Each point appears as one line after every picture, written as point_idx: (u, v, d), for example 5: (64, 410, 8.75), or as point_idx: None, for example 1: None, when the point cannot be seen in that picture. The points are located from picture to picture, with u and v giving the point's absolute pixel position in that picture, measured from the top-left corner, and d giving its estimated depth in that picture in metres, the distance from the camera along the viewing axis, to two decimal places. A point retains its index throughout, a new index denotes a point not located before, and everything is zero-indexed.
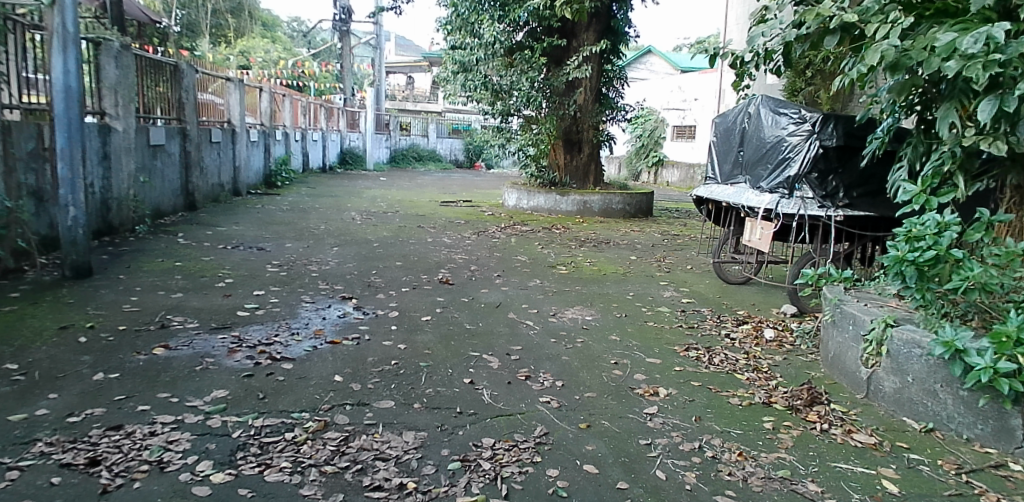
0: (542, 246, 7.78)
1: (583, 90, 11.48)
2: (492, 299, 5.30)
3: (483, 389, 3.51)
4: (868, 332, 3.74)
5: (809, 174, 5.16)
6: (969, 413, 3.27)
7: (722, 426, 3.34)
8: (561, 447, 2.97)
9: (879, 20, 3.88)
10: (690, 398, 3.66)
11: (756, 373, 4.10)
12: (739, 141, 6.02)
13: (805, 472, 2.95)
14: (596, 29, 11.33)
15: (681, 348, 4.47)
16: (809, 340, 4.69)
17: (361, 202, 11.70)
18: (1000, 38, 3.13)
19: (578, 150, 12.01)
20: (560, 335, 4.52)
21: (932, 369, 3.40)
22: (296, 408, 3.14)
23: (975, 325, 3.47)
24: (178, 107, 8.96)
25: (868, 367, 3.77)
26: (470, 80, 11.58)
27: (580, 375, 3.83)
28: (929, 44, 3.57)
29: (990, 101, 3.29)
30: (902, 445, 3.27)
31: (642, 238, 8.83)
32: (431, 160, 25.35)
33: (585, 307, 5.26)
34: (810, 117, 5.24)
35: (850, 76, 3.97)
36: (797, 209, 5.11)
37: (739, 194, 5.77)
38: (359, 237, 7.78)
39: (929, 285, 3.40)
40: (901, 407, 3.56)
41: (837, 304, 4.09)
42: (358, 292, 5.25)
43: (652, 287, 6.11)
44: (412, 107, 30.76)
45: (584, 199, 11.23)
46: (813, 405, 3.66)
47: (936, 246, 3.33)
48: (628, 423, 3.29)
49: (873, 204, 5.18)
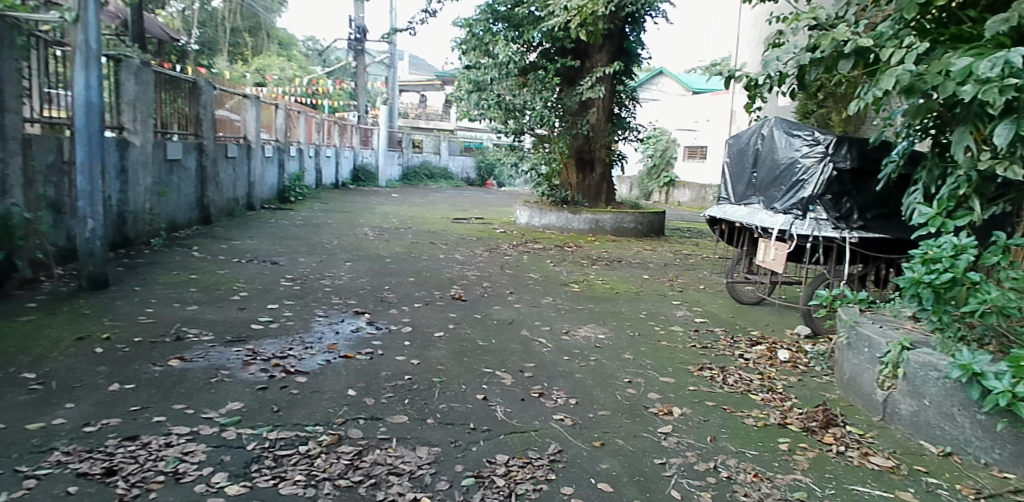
0: (554, 264, 7.78)
1: (596, 110, 11.56)
2: (505, 316, 5.30)
3: (496, 405, 3.50)
4: (884, 355, 3.74)
5: (823, 196, 5.17)
6: (987, 437, 3.24)
7: (736, 446, 3.32)
8: (575, 465, 2.95)
9: (895, 45, 3.94)
10: (704, 418, 3.63)
11: (771, 394, 4.09)
12: (753, 162, 5.99)
13: (822, 495, 2.92)
14: (609, 51, 11.43)
15: (694, 367, 4.45)
16: (824, 362, 4.67)
17: (373, 218, 11.73)
18: (1017, 62, 3.18)
19: (590, 169, 12.08)
20: (573, 353, 4.50)
21: (949, 392, 3.38)
22: (310, 421, 3.14)
23: (993, 350, 3.45)
24: (196, 123, 9.09)
25: (884, 389, 3.75)
26: (483, 99, 11.49)
27: (594, 393, 3.81)
28: (944, 69, 3.62)
29: (1006, 125, 3.33)
30: (920, 469, 3.23)
31: (654, 257, 8.82)
32: (442, 178, 25.51)
33: (598, 325, 5.26)
34: (825, 139, 5.25)
35: (865, 100, 4.01)
36: (812, 230, 5.15)
37: (753, 214, 5.74)
38: (371, 253, 7.80)
39: (946, 307, 3.43)
40: (918, 430, 3.54)
41: (853, 326, 4.07)
42: (371, 307, 5.26)
43: (665, 306, 6.09)
44: (424, 125, 31.03)
45: (596, 218, 11.24)
46: (829, 427, 3.64)
47: (953, 268, 3.37)
48: (643, 442, 3.26)
49: (888, 226, 5.19)
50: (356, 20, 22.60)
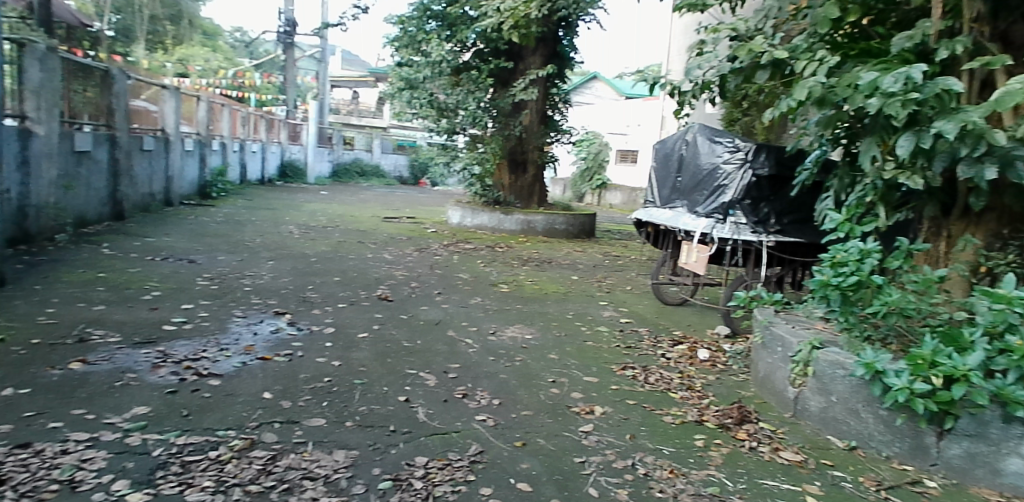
0: (484, 265, 7.77)
1: (529, 112, 11.63)
2: (432, 316, 5.27)
3: (418, 407, 3.47)
4: (795, 353, 3.90)
5: (742, 201, 5.38)
6: (888, 432, 3.44)
7: (655, 443, 3.40)
8: (495, 465, 2.95)
9: (808, 58, 4.13)
10: (625, 416, 3.70)
11: (690, 392, 4.21)
12: (678, 167, 6.14)
13: (734, 489, 3.02)
14: (542, 54, 11.56)
15: (618, 367, 4.53)
16: (740, 361, 4.84)
17: (301, 216, 11.45)
18: (917, 78, 3.38)
19: (523, 170, 12.11)
20: (499, 354, 4.51)
21: (854, 389, 3.57)
22: (222, 425, 3.03)
23: (895, 349, 3.63)
24: (109, 113, 8.66)
25: (795, 387, 3.91)
26: (416, 97, 11.47)
27: (518, 393, 3.83)
28: (853, 82, 3.81)
29: (908, 137, 3.57)
30: (826, 462, 3.39)
31: (584, 258, 8.95)
32: (374, 175, 25.17)
33: (525, 325, 5.28)
34: (744, 146, 5.47)
35: (781, 109, 4.19)
36: (732, 233, 5.30)
37: (676, 217, 5.87)
38: (296, 252, 7.61)
39: (853, 309, 3.63)
40: (827, 425, 3.71)
41: (767, 325, 4.24)
42: (292, 307, 5.12)
43: (592, 306, 6.19)
44: (357, 122, 30.52)
45: (528, 219, 11.31)
46: (743, 423, 3.76)
47: (858, 271, 3.55)
48: (563, 441, 3.30)
49: (802, 230, 5.47)
50: (286, 13, 22.03)
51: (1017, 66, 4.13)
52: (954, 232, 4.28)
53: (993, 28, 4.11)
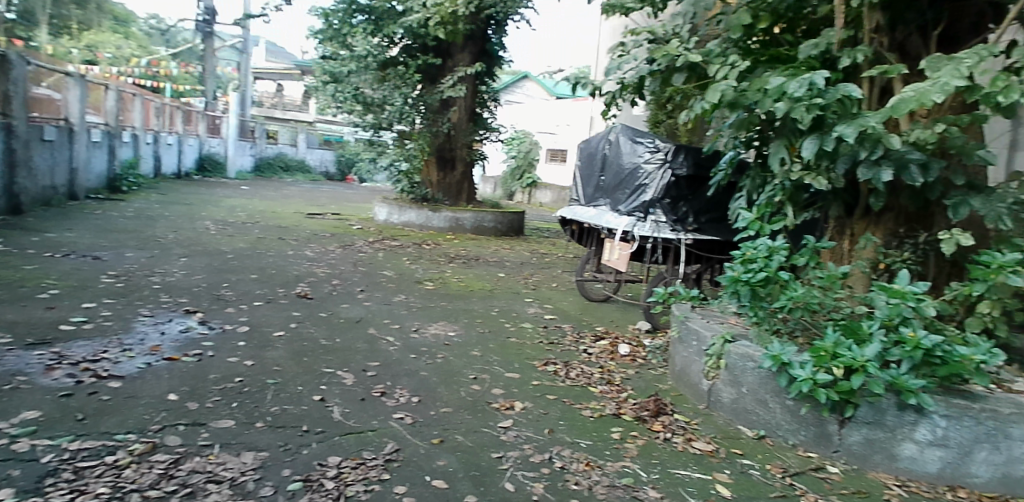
0: (409, 262, 7.71)
1: (458, 109, 11.65)
2: (353, 314, 5.18)
3: (334, 406, 3.41)
4: (709, 347, 4.04)
5: (662, 200, 5.52)
6: (794, 421, 3.61)
7: (573, 437, 3.45)
8: (411, 463, 2.93)
9: (720, 63, 4.27)
10: (544, 411, 3.75)
11: (609, 386, 4.30)
12: (601, 167, 6.25)
13: (647, 479, 3.09)
14: (471, 51, 11.60)
15: (540, 363, 4.58)
16: (659, 355, 4.98)
17: (219, 211, 11.05)
18: (820, 84, 3.55)
19: (451, 168, 12.12)
20: (420, 351, 4.48)
21: (763, 380, 3.72)
22: (120, 429, 2.89)
23: (801, 342, 3.81)
24: (4, 100, 8.13)
25: (709, 379, 4.05)
26: (340, 91, 11.21)
27: (438, 391, 3.81)
28: (762, 86, 3.97)
29: (813, 140, 3.75)
30: (736, 451, 3.52)
31: (511, 255, 9.01)
32: (299, 171, 24.57)
33: (449, 322, 5.27)
34: (664, 147, 5.62)
35: (696, 111, 4.33)
36: (652, 231, 5.44)
37: (600, 216, 5.98)
38: (211, 249, 7.34)
39: (762, 303, 3.78)
40: (738, 416, 3.86)
41: (683, 320, 4.37)
42: (204, 305, 4.94)
43: (517, 303, 6.23)
44: (282, 115, 29.71)
45: (456, 216, 11.29)
46: (659, 415, 3.87)
47: (766, 268, 3.71)
48: (482, 437, 3.30)
49: (719, 229, 5.67)
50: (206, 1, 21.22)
51: (912, 75, 4.39)
52: (856, 230, 4.51)
53: (891, 38, 4.39)
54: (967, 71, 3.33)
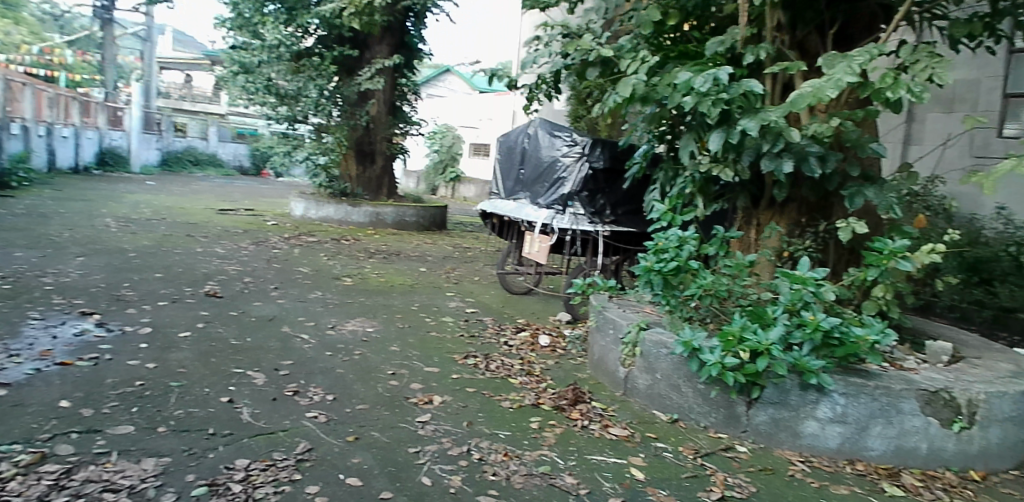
0: (327, 258, 7.54)
1: (376, 101, 11.48)
2: (265, 312, 5.03)
3: (243, 407, 3.30)
4: (625, 335, 4.15)
5: (580, 192, 5.61)
6: (705, 404, 3.75)
7: (491, 429, 3.47)
8: (324, 462, 2.87)
9: (631, 57, 4.37)
10: (464, 404, 3.75)
11: (529, 377, 4.34)
12: (520, 160, 6.29)
13: (564, 466, 3.14)
14: (389, 44, 11.46)
15: (460, 356, 4.58)
16: (578, 345, 5.07)
17: (121, 208, 10.47)
18: (724, 80, 3.68)
19: (371, 161, 11.89)
20: (336, 348, 4.40)
21: (676, 366, 3.85)
22: (4, 440, 2.70)
23: (712, 328, 3.95)
24: None
25: (625, 367, 4.16)
26: (251, 82, 10.82)
27: (354, 388, 3.75)
28: (672, 81, 4.09)
29: (718, 134, 3.89)
30: (650, 435, 3.63)
31: (433, 250, 8.96)
32: (210, 165, 23.59)
33: (367, 318, 5.19)
34: (581, 141, 5.71)
35: (610, 105, 4.41)
36: (571, 223, 5.52)
37: (519, 209, 6.02)
38: (112, 247, 6.96)
39: (674, 292, 3.90)
40: (653, 401, 3.98)
41: (600, 310, 4.47)
42: (103, 307, 4.67)
43: (438, 298, 6.20)
44: (191, 107, 28.44)
45: (377, 211, 11.12)
46: (577, 403, 3.94)
47: (677, 257, 3.83)
48: (399, 433, 3.27)
49: (635, 221, 5.81)
50: None
51: (811, 71, 4.61)
52: (762, 220, 4.71)
53: (792, 35, 4.61)
54: (859, 68, 3.53)
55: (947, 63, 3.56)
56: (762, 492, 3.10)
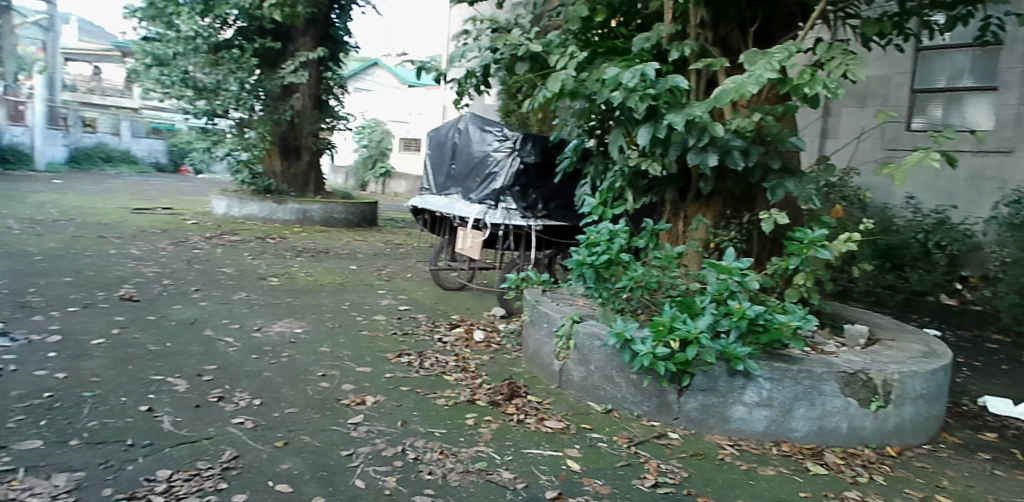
0: (252, 257, 7.28)
1: (301, 95, 11.16)
2: (186, 316, 4.80)
3: (164, 416, 3.13)
4: (559, 328, 4.18)
5: (511, 187, 5.61)
6: (638, 393, 3.81)
7: (426, 427, 3.42)
8: (252, 469, 2.76)
9: (560, 53, 4.40)
10: (397, 404, 3.68)
11: (464, 373, 4.31)
12: (451, 155, 6.24)
13: (500, 461, 3.13)
14: (313, 36, 11.16)
15: (393, 355, 4.50)
16: (513, 339, 5.08)
17: (24, 208, 9.81)
18: (651, 75, 3.73)
19: (296, 157, 11.59)
20: (263, 351, 4.24)
21: (609, 357, 3.90)
22: None
23: (643, 318, 4.02)
24: None
25: (559, 360, 4.19)
26: (166, 75, 10.41)
27: (283, 391, 3.62)
28: (600, 77, 4.13)
29: (646, 129, 3.95)
30: (585, 426, 3.67)
31: (363, 247, 8.79)
32: (123, 162, 22.42)
33: (296, 319, 5.04)
34: (512, 136, 5.71)
35: (540, 101, 4.42)
36: (503, 218, 5.52)
37: (451, 204, 5.97)
38: (13, 250, 6.50)
39: (606, 284, 3.95)
40: (587, 392, 4.02)
41: (534, 304, 4.49)
42: (5, 314, 4.36)
43: (370, 296, 6.08)
44: (101, 101, 26.94)
45: (304, 208, 10.82)
46: (513, 398, 3.94)
47: (609, 250, 3.88)
48: (330, 436, 3.18)
49: (567, 215, 5.85)
50: None
51: (733, 68, 4.75)
52: (689, 213, 4.83)
53: (715, 33, 4.71)
54: (778, 65, 3.65)
55: (859, 61, 3.72)
56: (693, 476, 3.18)
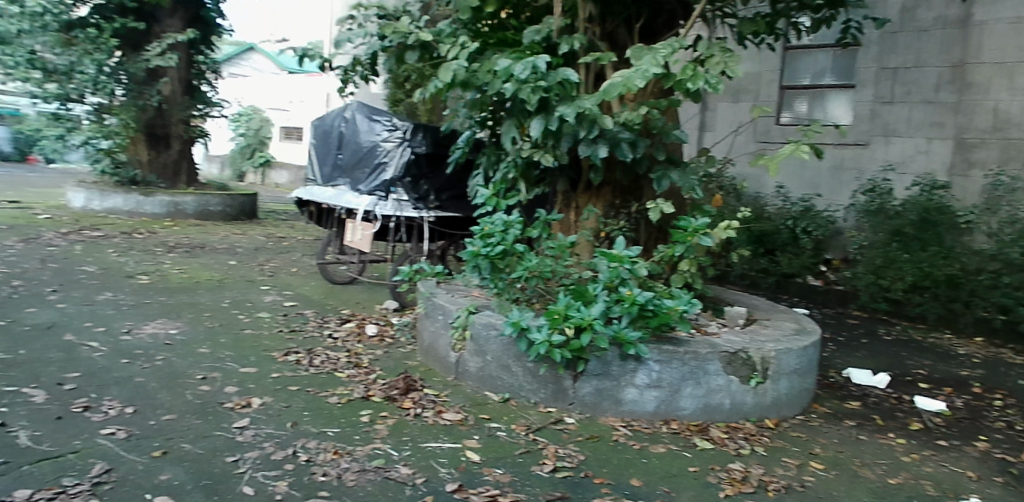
0: (117, 254, 6.69)
1: (170, 80, 10.35)
2: (41, 319, 4.33)
3: (19, 431, 2.80)
4: (455, 320, 4.15)
5: (402, 178, 5.49)
6: (535, 381, 3.85)
7: (318, 427, 3.28)
8: (127, 482, 2.52)
9: (451, 43, 4.33)
10: (286, 404, 3.50)
11: (357, 369, 4.18)
12: (337, 145, 6.01)
13: (398, 458, 3.06)
14: (182, 17, 10.40)
15: (280, 353, 4.28)
16: (407, 332, 4.99)
17: None
18: (542, 68, 3.75)
19: (165, 146, 10.74)
20: (134, 355, 3.90)
21: (506, 346, 3.92)
22: None
23: (538, 307, 4.06)
24: None
25: (456, 351, 4.16)
26: (7, 54, 9.37)
27: (158, 397, 3.35)
28: (491, 68, 4.10)
29: (538, 121, 3.98)
30: (483, 417, 3.66)
31: (243, 241, 8.33)
32: None
33: (170, 320, 4.67)
34: (402, 125, 5.58)
35: (431, 91, 4.35)
36: (394, 210, 5.43)
37: (339, 195, 5.76)
38: None
39: (501, 275, 3.96)
40: (484, 383, 4.02)
41: (429, 297, 4.43)
42: None
43: (252, 292, 5.76)
44: None
45: (175, 200, 10.09)
46: (408, 392, 3.86)
47: (503, 241, 3.88)
48: (214, 442, 2.98)
49: (460, 206, 5.81)
50: None
51: (620, 62, 4.89)
52: (580, 203, 4.92)
53: (602, 28, 4.84)
54: (663, 60, 3.77)
55: (736, 58, 3.92)
56: (590, 458, 3.25)
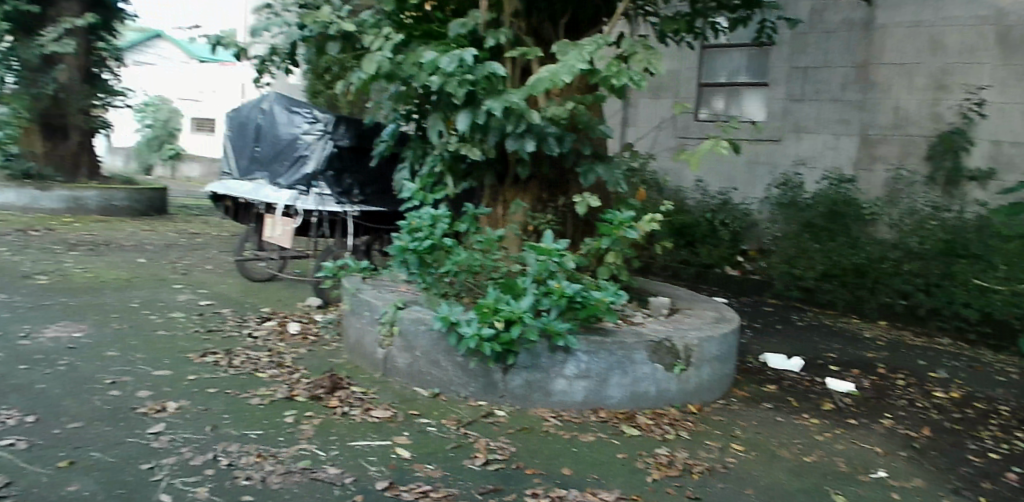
0: (11, 253, 6.22)
1: (67, 67, 9.68)
2: None
3: None
4: (382, 316, 4.08)
5: (324, 172, 5.36)
6: (465, 375, 3.84)
7: (240, 430, 3.15)
8: (29, 494, 2.34)
9: (374, 34, 4.24)
10: (205, 407, 3.35)
11: (280, 369, 4.04)
12: (254, 137, 5.79)
13: (325, 458, 2.98)
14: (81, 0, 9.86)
15: (197, 355, 4.09)
16: (332, 330, 4.87)
17: None
18: (468, 61, 3.73)
19: (63, 137, 10.13)
20: (34, 360, 3.64)
21: (435, 341, 3.89)
22: None
23: (467, 301, 4.05)
24: None
25: (383, 347, 4.09)
26: None
27: (63, 404, 3.13)
28: (417, 60, 4.04)
29: (465, 114, 3.97)
30: (413, 413, 3.62)
31: (153, 238, 7.91)
32: None
33: (73, 322, 4.38)
34: (323, 118, 5.44)
35: (355, 83, 4.25)
36: (316, 204, 5.28)
37: (257, 189, 5.55)
38: None
39: (430, 269, 3.93)
40: (413, 378, 3.98)
41: (354, 293, 4.34)
42: None
43: (164, 291, 5.47)
44: None
45: (75, 195, 9.47)
46: (335, 391, 3.77)
47: (431, 235, 3.85)
48: (127, 449, 2.81)
49: (384, 200, 5.70)
50: None
51: (546, 57, 4.93)
52: (507, 197, 4.95)
53: (528, 22, 4.86)
54: (588, 56, 3.82)
55: (658, 56, 4.02)
56: (521, 450, 3.27)
